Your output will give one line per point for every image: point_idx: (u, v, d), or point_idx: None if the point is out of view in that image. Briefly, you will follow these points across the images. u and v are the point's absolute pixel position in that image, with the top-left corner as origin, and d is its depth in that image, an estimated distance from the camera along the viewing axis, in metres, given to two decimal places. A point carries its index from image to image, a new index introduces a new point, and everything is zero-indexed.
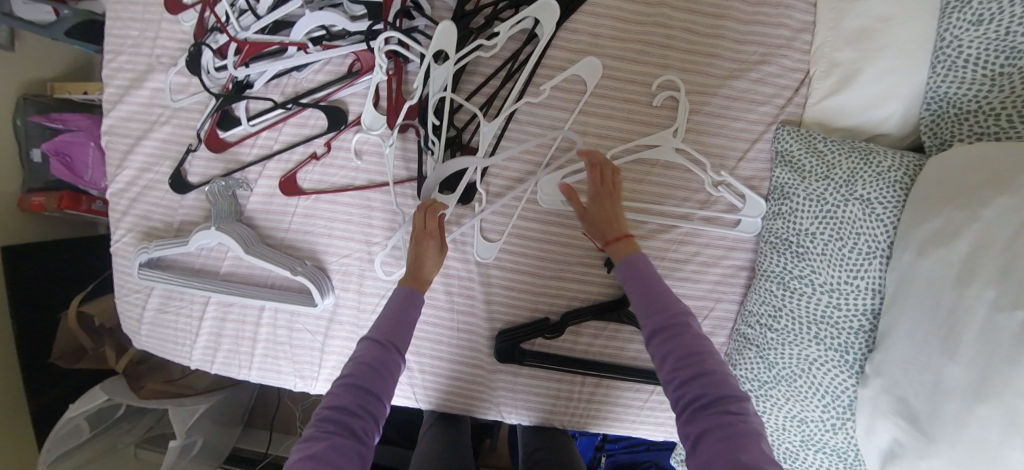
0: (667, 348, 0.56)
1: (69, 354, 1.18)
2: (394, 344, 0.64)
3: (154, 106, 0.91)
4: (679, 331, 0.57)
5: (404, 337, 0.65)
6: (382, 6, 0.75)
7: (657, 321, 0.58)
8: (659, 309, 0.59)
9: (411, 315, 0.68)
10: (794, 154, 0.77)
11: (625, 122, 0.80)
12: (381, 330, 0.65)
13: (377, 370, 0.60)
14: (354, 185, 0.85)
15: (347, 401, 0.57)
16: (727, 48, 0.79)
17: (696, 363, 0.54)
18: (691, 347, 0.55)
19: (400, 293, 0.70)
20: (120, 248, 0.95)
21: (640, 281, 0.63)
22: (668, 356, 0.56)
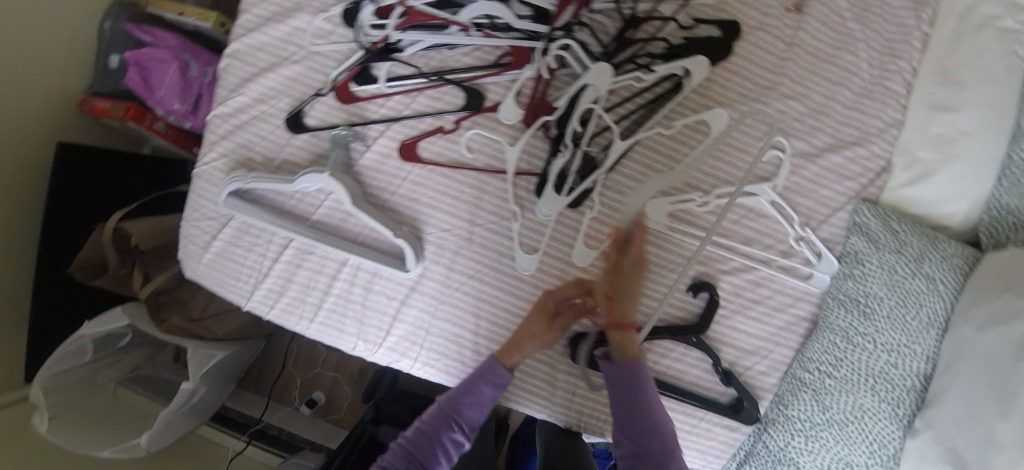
0: (627, 425, 0.68)
1: (91, 270, 1.11)
2: (461, 423, 0.74)
3: (290, 43, 0.91)
4: (645, 408, 0.68)
5: (466, 415, 0.74)
6: (552, 15, 0.84)
7: (630, 395, 0.69)
8: (631, 389, 0.69)
9: (485, 388, 0.75)
10: (871, 226, 0.87)
11: (733, 168, 0.89)
12: (449, 402, 0.75)
13: (424, 443, 0.72)
14: (471, 165, 0.89)
15: (391, 459, 0.71)
16: (829, 126, 0.90)
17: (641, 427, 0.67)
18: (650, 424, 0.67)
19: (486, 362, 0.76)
20: (208, 171, 0.93)
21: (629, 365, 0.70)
22: (631, 432, 0.67)
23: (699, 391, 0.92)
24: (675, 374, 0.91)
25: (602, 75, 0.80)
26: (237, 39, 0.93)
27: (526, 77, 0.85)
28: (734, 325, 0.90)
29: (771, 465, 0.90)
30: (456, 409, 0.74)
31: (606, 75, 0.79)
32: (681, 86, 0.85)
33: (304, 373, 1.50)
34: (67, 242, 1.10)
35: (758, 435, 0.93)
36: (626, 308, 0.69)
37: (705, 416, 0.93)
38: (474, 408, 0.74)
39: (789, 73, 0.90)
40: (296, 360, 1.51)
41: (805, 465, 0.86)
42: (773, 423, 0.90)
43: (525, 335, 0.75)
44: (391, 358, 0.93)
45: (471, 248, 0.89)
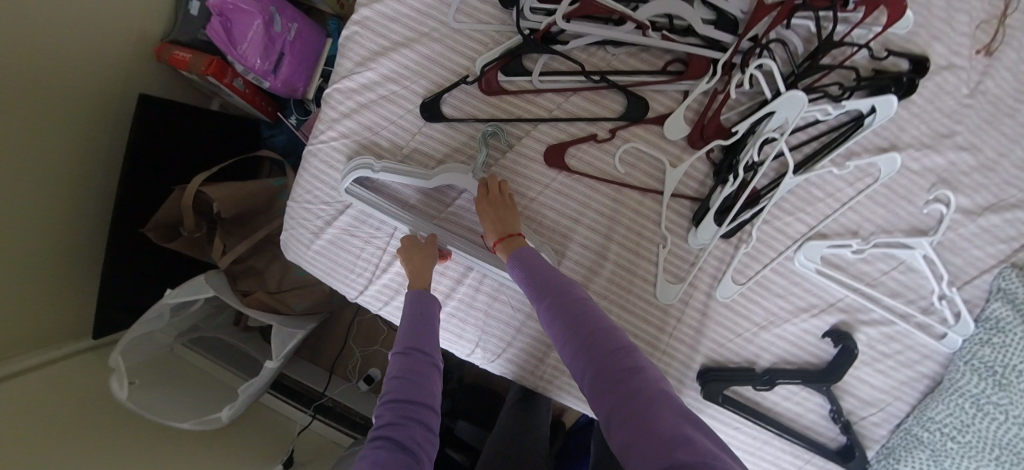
0: (566, 323, 0.57)
1: (163, 232, 1.01)
2: (420, 347, 0.64)
3: (429, 17, 0.81)
4: (572, 303, 0.59)
5: (430, 340, 0.66)
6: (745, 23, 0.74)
7: (554, 298, 0.61)
8: (553, 290, 0.62)
9: (426, 315, 0.70)
10: (1018, 294, 0.83)
11: (893, 217, 0.84)
12: (408, 340, 0.65)
13: (415, 379, 0.60)
14: (621, 180, 0.82)
15: (393, 420, 0.55)
16: (995, 183, 0.85)
17: (592, 329, 0.55)
18: (586, 321, 0.57)
19: (409, 298, 0.72)
20: (323, 151, 0.84)
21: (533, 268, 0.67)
22: (567, 331, 0.56)
23: (812, 434, 0.91)
24: (792, 415, 0.90)
25: (790, 106, 0.71)
26: (367, 5, 0.82)
27: (700, 92, 0.76)
28: (858, 375, 0.89)
29: None
30: (415, 340, 0.65)
31: (797, 107, 0.71)
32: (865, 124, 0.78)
33: (364, 349, 1.43)
34: (137, 200, 0.98)
35: None
36: (513, 222, 0.74)
37: (813, 460, 0.92)
38: (424, 329, 0.67)
39: (966, 122, 0.84)
40: (356, 335, 1.45)
41: None
42: None
43: (417, 267, 0.75)
44: (506, 369, 0.89)
45: (607, 269, 0.83)
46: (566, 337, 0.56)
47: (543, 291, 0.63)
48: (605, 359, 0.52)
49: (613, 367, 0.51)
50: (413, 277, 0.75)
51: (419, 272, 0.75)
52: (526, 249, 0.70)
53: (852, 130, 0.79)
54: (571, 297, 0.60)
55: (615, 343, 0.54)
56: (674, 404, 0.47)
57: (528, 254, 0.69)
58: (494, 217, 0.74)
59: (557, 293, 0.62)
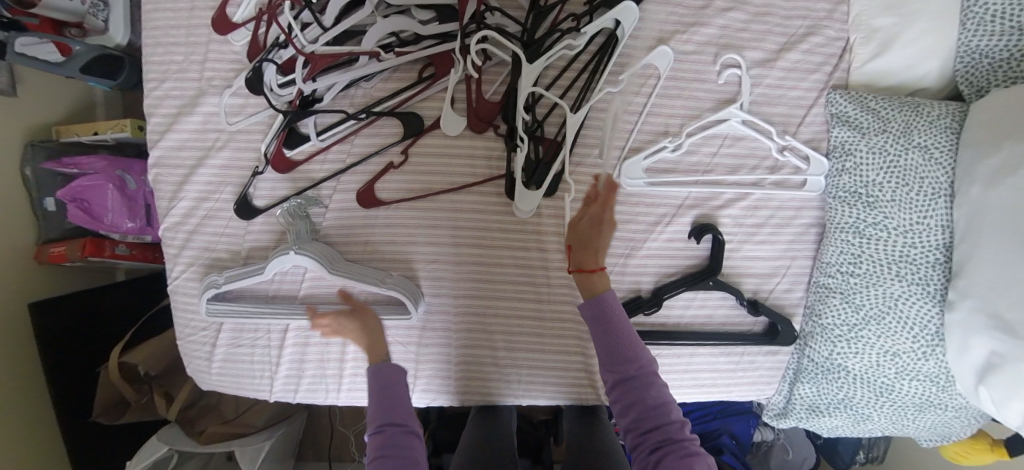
0: (635, 400, 0.61)
1: (112, 409, 1.11)
2: (393, 421, 0.66)
3: (209, 131, 0.88)
4: (644, 383, 0.62)
5: (400, 409, 0.69)
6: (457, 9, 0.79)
7: (625, 370, 0.63)
8: (624, 360, 0.64)
9: (396, 387, 0.71)
10: (850, 114, 0.84)
11: (696, 101, 0.85)
12: (377, 417, 0.67)
13: (399, 454, 0.62)
14: (435, 189, 0.86)
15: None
16: (776, 23, 0.85)
17: (650, 403, 0.61)
18: (656, 402, 0.61)
19: (372, 374, 0.73)
20: (182, 285, 0.91)
21: (603, 322, 0.68)
22: (630, 409, 0.61)
23: (733, 327, 0.91)
24: (703, 319, 0.90)
25: None
26: (156, 146, 0.90)
27: (453, 83, 0.80)
28: (745, 255, 0.89)
29: (821, 375, 0.87)
30: (387, 415, 0.67)
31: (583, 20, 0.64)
32: (617, 39, 0.80)
33: (355, 429, 1.45)
34: (75, 392, 1.08)
35: (801, 352, 0.91)
36: (595, 253, 0.75)
37: (746, 351, 0.92)
38: (395, 401, 0.70)
39: None
40: (342, 418, 1.46)
41: (854, 368, 0.83)
42: (812, 335, 0.88)
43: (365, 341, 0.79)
44: (430, 397, 0.93)
45: (463, 271, 0.87)
46: (626, 410, 0.62)
47: (612, 357, 0.65)
48: (661, 443, 0.58)
49: (669, 449, 0.57)
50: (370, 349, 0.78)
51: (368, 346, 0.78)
52: (611, 294, 0.70)
53: (609, 49, 0.81)
54: (643, 373, 0.63)
55: (670, 421, 0.60)
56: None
57: (608, 304, 0.68)
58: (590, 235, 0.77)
59: (628, 365, 0.63)
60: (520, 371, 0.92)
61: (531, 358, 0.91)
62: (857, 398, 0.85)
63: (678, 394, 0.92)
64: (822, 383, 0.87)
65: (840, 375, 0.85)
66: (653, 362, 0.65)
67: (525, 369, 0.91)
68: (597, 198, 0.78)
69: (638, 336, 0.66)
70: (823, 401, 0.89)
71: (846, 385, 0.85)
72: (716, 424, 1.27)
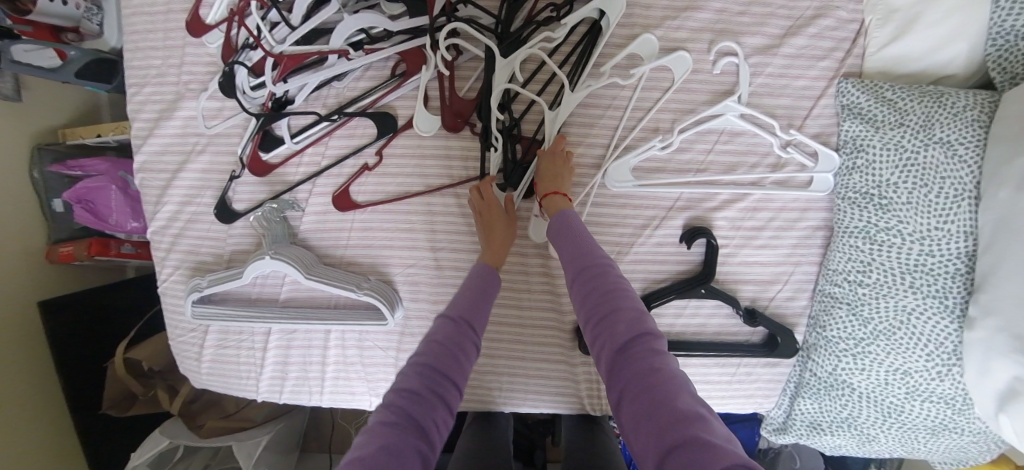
0: (588, 288, 0.58)
1: (121, 402, 1.15)
2: (468, 319, 0.62)
3: (189, 136, 0.87)
4: (597, 274, 0.59)
5: (478, 318, 0.63)
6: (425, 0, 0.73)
7: (581, 265, 0.61)
8: (580, 256, 0.62)
9: (486, 294, 0.67)
10: (863, 105, 0.75)
11: (688, 94, 0.78)
12: (454, 308, 0.63)
13: (454, 350, 0.58)
14: (411, 192, 0.83)
15: (419, 382, 0.53)
16: (779, 6, 0.77)
17: (612, 309, 0.55)
18: (610, 289, 0.57)
19: (475, 273, 0.70)
20: (169, 288, 0.91)
21: (571, 235, 0.66)
22: (586, 302, 0.58)
23: (729, 336, 0.85)
24: (697, 327, 0.85)
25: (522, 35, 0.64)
26: (139, 151, 0.90)
27: (425, 81, 0.76)
28: (743, 260, 0.82)
29: (824, 391, 0.81)
30: (468, 311, 0.62)
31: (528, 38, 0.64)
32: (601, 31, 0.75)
33: (356, 423, 1.47)
34: (84, 384, 1.14)
35: (803, 364, 0.85)
36: (556, 183, 0.73)
37: (743, 362, 0.86)
38: (481, 305, 0.65)
39: None
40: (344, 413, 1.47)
41: (860, 384, 0.77)
42: (815, 348, 0.82)
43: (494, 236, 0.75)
44: None
45: (442, 275, 0.85)
46: (585, 305, 0.57)
47: (572, 257, 0.63)
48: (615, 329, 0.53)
49: (626, 339, 0.52)
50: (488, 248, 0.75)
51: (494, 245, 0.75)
52: (571, 211, 0.69)
53: (593, 39, 0.75)
54: (602, 277, 0.58)
55: (629, 315, 0.54)
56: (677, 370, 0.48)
57: (570, 218, 0.68)
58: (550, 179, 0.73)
59: (584, 258, 0.61)
60: (501, 377, 0.89)
61: (513, 363, 0.89)
62: (863, 418, 0.79)
63: None
64: (825, 399, 0.82)
65: (844, 392, 0.79)
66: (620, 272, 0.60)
67: (507, 375, 0.89)
68: (549, 153, 0.75)
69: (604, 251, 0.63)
70: (826, 419, 0.83)
71: (851, 403, 0.79)
72: None
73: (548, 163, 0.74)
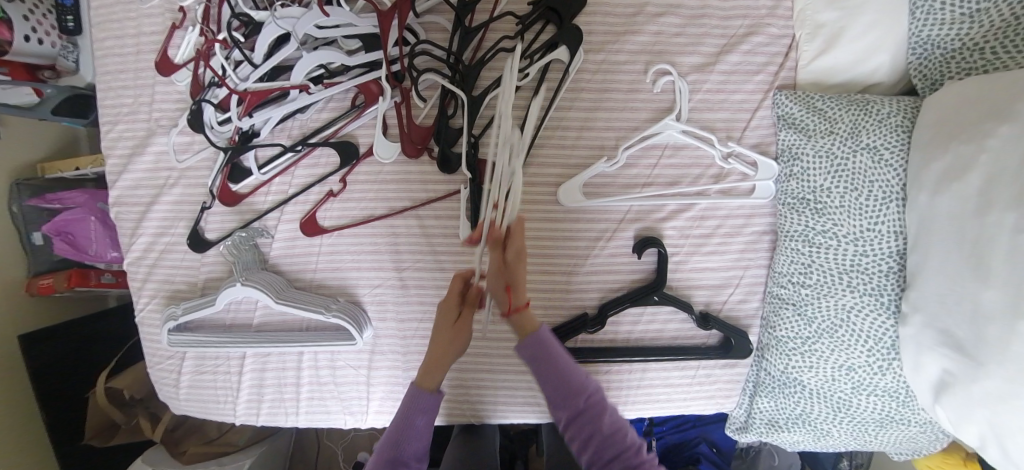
0: (591, 429, 0.68)
1: (104, 431, 1.17)
2: (406, 459, 0.69)
3: (161, 170, 0.90)
4: (596, 414, 0.69)
5: (416, 447, 0.71)
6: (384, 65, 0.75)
7: (578, 404, 0.69)
8: (572, 394, 0.70)
9: (425, 421, 0.72)
10: (796, 116, 0.80)
11: (632, 112, 0.82)
12: (390, 446, 0.69)
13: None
14: (374, 215, 0.86)
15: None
16: (713, 26, 0.82)
17: (613, 440, 0.67)
18: (611, 430, 0.68)
19: (409, 396, 0.72)
20: (146, 317, 0.94)
21: (550, 365, 0.71)
22: (589, 441, 0.67)
23: (687, 341, 0.89)
24: (654, 333, 0.88)
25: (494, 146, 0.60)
26: (113, 186, 0.92)
27: (383, 110, 0.80)
28: (694, 266, 0.86)
29: (778, 389, 0.85)
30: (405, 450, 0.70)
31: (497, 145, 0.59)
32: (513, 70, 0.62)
33: (342, 443, 1.47)
34: (66, 415, 1.15)
35: (759, 364, 0.88)
36: (522, 292, 0.69)
37: (701, 364, 0.90)
38: (416, 436, 0.71)
39: None
40: (329, 433, 1.48)
41: (810, 382, 0.80)
42: (768, 348, 0.86)
43: (442, 344, 0.72)
44: (384, 419, 0.93)
45: (408, 294, 0.88)
46: (584, 440, 0.68)
47: (561, 396, 0.70)
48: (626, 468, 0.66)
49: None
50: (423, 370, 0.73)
51: (432, 369, 0.72)
52: (544, 334, 0.72)
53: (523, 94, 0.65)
54: (592, 405, 0.69)
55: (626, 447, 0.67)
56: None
57: (546, 346, 0.71)
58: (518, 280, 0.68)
59: (577, 398, 0.69)
60: (469, 390, 0.92)
61: (482, 377, 0.92)
62: (816, 414, 0.82)
63: (631, 410, 0.92)
64: (780, 397, 0.85)
65: (797, 390, 0.82)
66: (603, 393, 0.72)
67: (475, 388, 0.92)
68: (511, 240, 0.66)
69: (585, 373, 0.72)
70: (782, 416, 0.86)
71: (804, 400, 0.82)
72: (694, 432, 1.26)
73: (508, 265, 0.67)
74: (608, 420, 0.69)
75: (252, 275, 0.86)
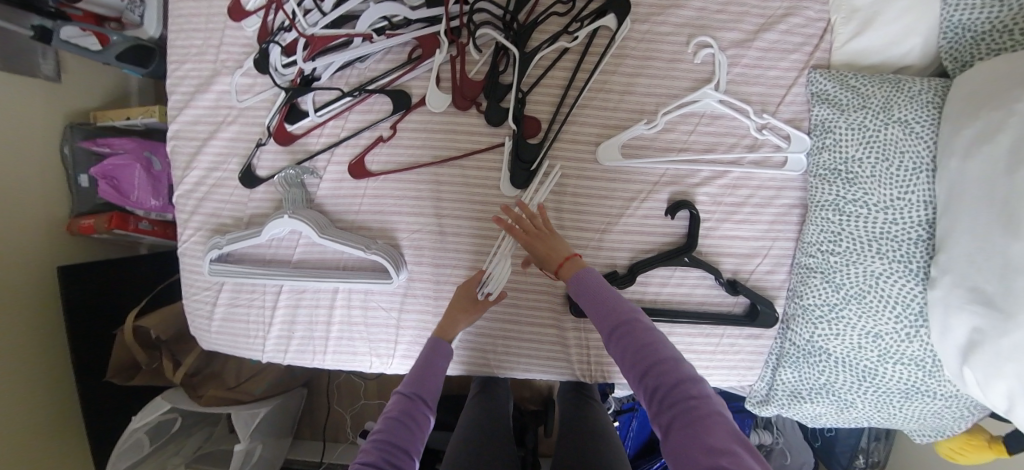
0: (627, 350, 0.67)
1: (123, 372, 1.16)
2: (420, 393, 0.74)
3: (220, 107, 0.95)
4: (632, 330, 0.68)
5: (430, 387, 0.76)
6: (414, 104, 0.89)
7: (612, 325, 0.70)
8: (608, 316, 0.71)
9: (439, 365, 0.79)
10: (830, 92, 0.83)
11: (672, 81, 0.87)
12: (409, 384, 0.75)
13: (409, 424, 0.70)
14: (419, 162, 0.90)
15: (377, 456, 0.64)
16: (754, 5, 0.86)
17: (651, 360, 0.64)
18: (646, 345, 0.66)
19: (428, 345, 0.81)
20: (189, 247, 0.97)
21: (584, 289, 0.74)
22: (626, 358, 0.67)
23: (710, 306, 0.91)
24: (680, 296, 0.91)
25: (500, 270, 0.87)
26: (173, 122, 0.98)
27: (439, 62, 0.85)
28: (723, 234, 0.89)
29: (803, 358, 0.86)
30: (420, 386, 0.75)
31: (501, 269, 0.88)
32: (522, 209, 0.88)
33: (351, 409, 1.49)
34: (93, 349, 1.17)
35: (784, 334, 0.90)
36: (562, 248, 0.80)
37: (725, 332, 0.92)
38: (433, 378, 0.77)
39: None
40: (340, 399, 1.50)
41: (835, 350, 0.82)
42: (794, 318, 0.88)
43: (454, 314, 0.84)
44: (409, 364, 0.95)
45: (445, 241, 0.91)
46: (629, 366, 0.66)
47: (598, 314, 0.71)
48: (665, 386, 0.62)
49: (676, 394, 0.61)
50: (443, 321, 0.84)
51: (452, 320, 0.84)
52: (589, 272, 0.75)
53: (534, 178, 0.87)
54: (629, 323, 0.69)
55: (669, 366, 0.63)
56: (727, 420, 0.58)
57: (582, 279, 0.75)
58: (541, 250, 0.80)
59: (613, 320, 0.70)
60: (494, 343, 0.94)
61: (509, 330, 0.94)
62: (840, 383, 0.84)
63: None
64: (804, 366, 0.87)
65: (822, 358, 0.84)
66: (643, 314, 0.70)
67: (500, 340, 0.94)
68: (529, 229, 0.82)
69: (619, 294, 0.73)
70: (805, 386, 0.88)
71: (829, 369, 0.84)
72: None
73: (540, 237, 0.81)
74: (646, 337, 0.67)
75: (301, 212, 0.88)
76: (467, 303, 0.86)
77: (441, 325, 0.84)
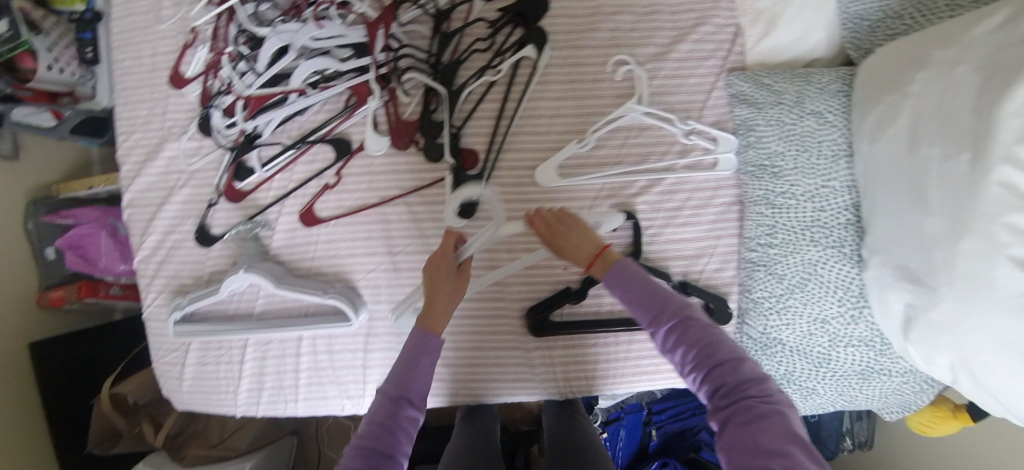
0: (682, 345, 0.60)
1: (107, 440, 1.18)
2: (407, 397, 0.62)
3: (171, 173, 0.98)
4: (688, 322, 0.61)
5: (417, 388, 0.63)
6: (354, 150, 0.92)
7: (664, 320, 0.62)
8: (657, 309, 0.63)
9: (427, 362, 0.65)
10: (748, 92, 0.87)
11: (599, 99, 0.91)
12: (394, 384, 0.63)
13: (393, 436, 0.58)
14: (368, 203, 0.93)
15: None
16: (665, 20, 0.91)
17: (711, 356, 0.58)
18: (705, 340, 0.59)
19: (412, 339, 0.67)
20: (153, 311, 0.99)
21: (626, 281, 0.66)
22: (682, 354, 0.60)
23: None
24: None
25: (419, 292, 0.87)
26: (127, 191, 1.00)
27: (373, 108, 0.88)
28: (669, 239, 0.92)
29: (761, 351, 0.88)
30: (405, 389, 0.63)
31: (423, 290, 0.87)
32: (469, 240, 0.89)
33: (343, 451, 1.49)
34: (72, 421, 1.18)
35: (741, 329, 0.91)
36: (592, 241, 0.72)
37: None
38: (422, 376, 0.64)
39: None
40: (330, 442, 1.50)
41: (789, 339, 0.84)
42: (748, 312, 0.89)
43: (443, 300, 0.71)
44: None
45: (401, 277, 0.93)
46: (687, 362, 0.59)
47: (644, 309, 0.64)
48: (724, 384, 0.56)
49: (736, 392, 0.54)
50: (431, 311, 0.70)
51: (441, 310, 0.71)
52: (627, 262, 0.68)
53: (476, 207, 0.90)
54: (682, 316, 0.62)
55: (730, 363, 0.57)
56: (788, 420, 0.51)
57: (620, 271, 0.67)
58: (569, 244, 0.73)
59: (665, 313, 0.62)
60: (460, 371, 0.95)
61: (472, 356, 0.95)
62: (799, 371, 0.85)
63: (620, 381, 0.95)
64: (764, 359, 0.88)
65: (779, 349, 0.85)
66: (697, 308, 0.63)
67: (465, 367, 0.95)
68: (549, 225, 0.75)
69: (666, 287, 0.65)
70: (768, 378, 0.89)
71: (786, 358, 0.85)
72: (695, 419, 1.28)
73: (562, 230, 0.74)
74: (709, 330, 0.60)
75: (255, 266, 0.90)
76: (453, 284, 0.74)
77: (428, 315, 0.69)
